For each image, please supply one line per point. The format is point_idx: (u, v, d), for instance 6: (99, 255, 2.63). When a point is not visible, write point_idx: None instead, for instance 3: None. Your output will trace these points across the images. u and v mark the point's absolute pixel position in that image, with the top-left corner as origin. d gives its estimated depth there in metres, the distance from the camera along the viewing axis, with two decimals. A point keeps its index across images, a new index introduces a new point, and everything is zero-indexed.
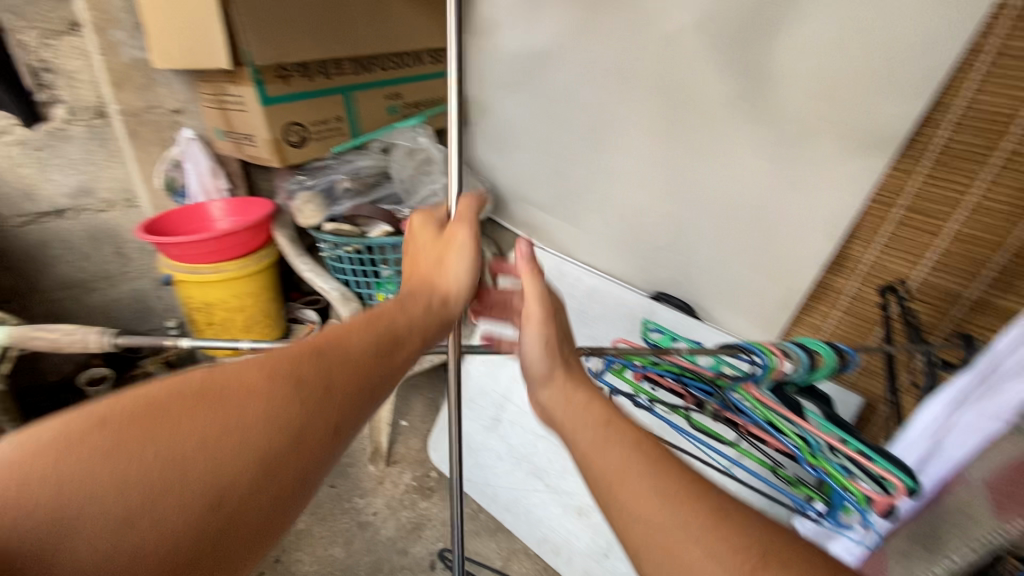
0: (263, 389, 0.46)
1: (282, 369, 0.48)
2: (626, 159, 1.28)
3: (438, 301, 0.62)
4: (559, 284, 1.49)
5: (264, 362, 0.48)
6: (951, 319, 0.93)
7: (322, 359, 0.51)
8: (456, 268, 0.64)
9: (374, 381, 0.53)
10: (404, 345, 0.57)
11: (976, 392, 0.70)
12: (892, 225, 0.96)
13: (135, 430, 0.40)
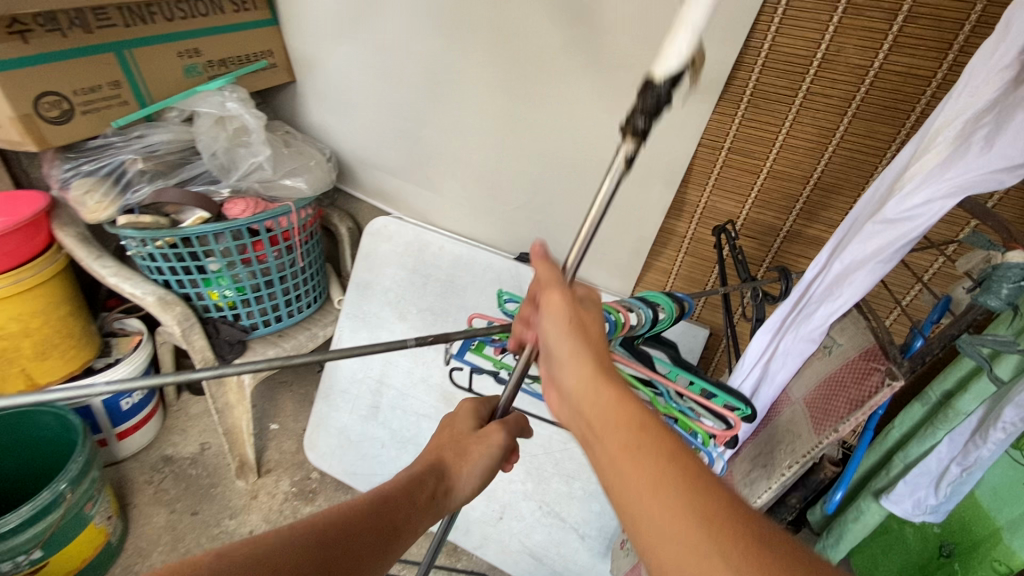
0: (330, 538, 0.57)
1: (344, 529, 0.59)
2: (473, 115, 1.19)
3: (446, 484, 0.73)
4: (423, 255, 1.37)
5: (333, 517, 0.59)
6: (771, 248, 1.03)
7: (369, 515, 0.62)
8: (483, 449, 0.77)
9: (407, 519, 0.66)
10: (419, 513, 0.68)
11: (789, 319, 0.78)
12: (719, 168, 1.00)
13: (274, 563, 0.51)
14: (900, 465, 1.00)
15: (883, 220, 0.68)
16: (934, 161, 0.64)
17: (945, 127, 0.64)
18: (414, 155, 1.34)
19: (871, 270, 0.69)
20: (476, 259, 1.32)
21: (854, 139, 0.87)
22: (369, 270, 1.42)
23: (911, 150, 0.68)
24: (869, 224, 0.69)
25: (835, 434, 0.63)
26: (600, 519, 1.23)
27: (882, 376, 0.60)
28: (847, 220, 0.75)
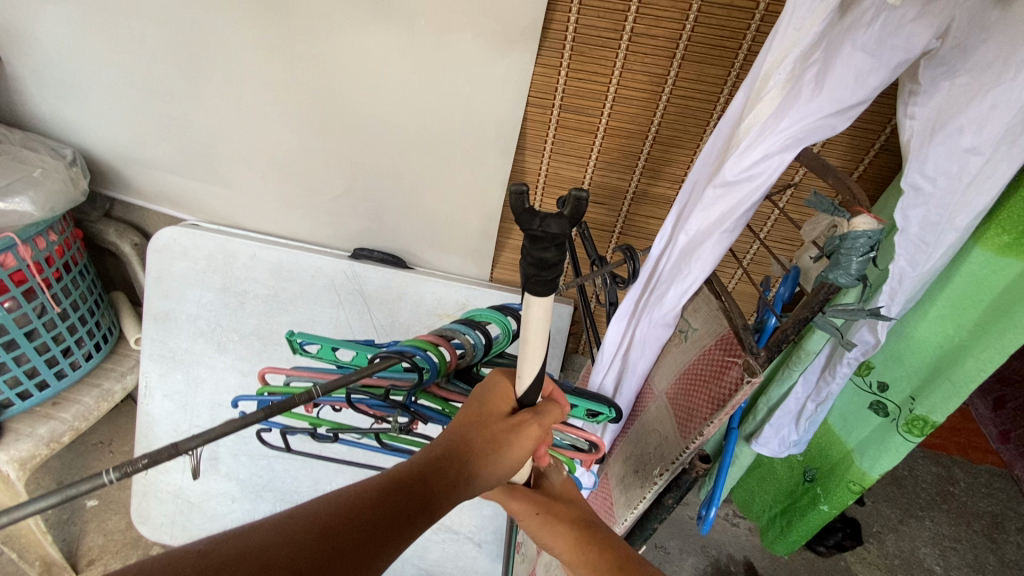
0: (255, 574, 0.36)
1: (291, 562, 0.37)
2: (252, 90, 0.93)
3: (466, 471, 0.50)
4: (232, 269, 1.10)
5: (272, 538, 0.39)
6: (621, 211, 0.96)
7: (338, 528, 0.41)
8: (518, 446, 0.52)
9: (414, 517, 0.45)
10: (420, 510, 0.46)
11: (641, 302, 0.71)
12: (553, 130, 0.88)
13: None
14: (764, 408, 1.02)
15: (722, 184, 0.59)
16: (767, 111, 0.55)
17: (774, 68, 0.55)
18: (189, 146, 1.03)
19: (715, 243, 0.61)
20: (300, 265, 1.09)
21: (685, 84, 0.78)
22: (167, 297, 1.14)
23: (743, 98, 0.60)
24: (709, 191, 0.60)
25: (701, 438, 0.59)
26: (494, 521, 1.15)
27: (741, 372, 0.54)
28: (687, 185, 0.66)
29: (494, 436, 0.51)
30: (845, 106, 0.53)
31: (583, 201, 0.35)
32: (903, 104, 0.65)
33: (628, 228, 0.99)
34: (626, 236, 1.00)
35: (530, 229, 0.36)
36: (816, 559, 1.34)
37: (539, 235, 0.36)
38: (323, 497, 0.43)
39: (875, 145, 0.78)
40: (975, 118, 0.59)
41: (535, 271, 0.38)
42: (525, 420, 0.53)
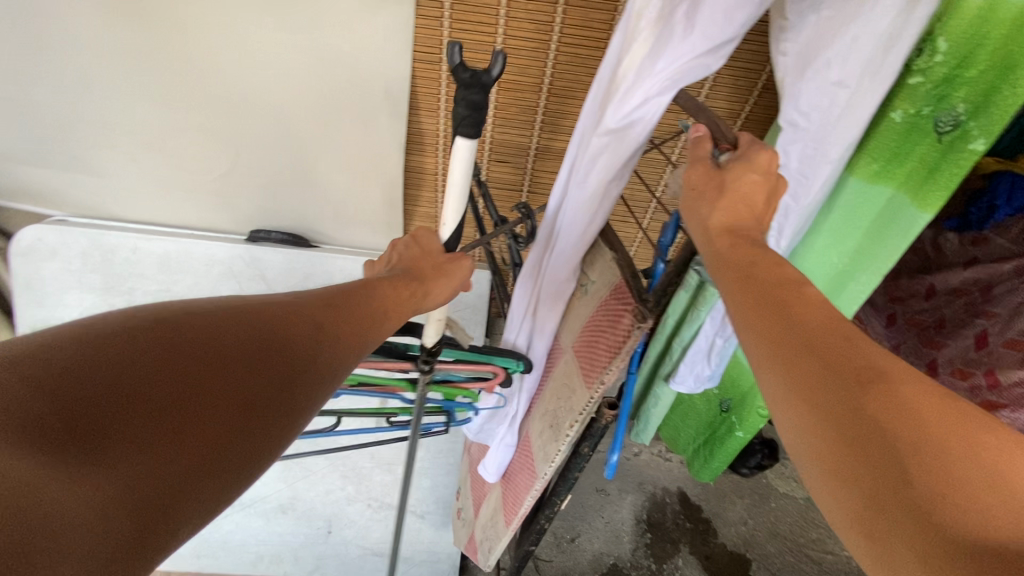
0: (252, 329, 0.35)
1: (288, 321, 0.38)
2: (98, 59, 0.81)
3: (425, 290, 0.52)
4: (113, 265, 1.00)
5: (264, 309, 0.38)
6: (525, 167, 0.94)
7: (315, 313, 0.41)
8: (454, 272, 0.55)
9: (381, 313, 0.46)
10: (381, 312, 0.47)
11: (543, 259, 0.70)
12: (445, 86, 0.84)
13: (122, 388, 0.28)
14: (677, 348, 1.05)
15: (607, 132, 0.57)
16: (644, 51, 0.54)
17: (644, 7, 0.53)
18: (36, 130, 0.90)
19: (605, 193, 0.61)
20: (191, 254, 1.00)
21: (572, 31, 0.76)
22: (39, 304, 1.01)
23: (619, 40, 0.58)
24: (594, 140, 0.59)
25: (601, 384, 0.60)
26: (434, 491, 1.16)
27: (632, 318, 0.55)
28: (576, 136, 0.64)
29: (438, 265, 0.55)
30: (715, 45, 0.52)
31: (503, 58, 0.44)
32: (777, 40, 0.66)
33: (536, 185, 0.97)
34: (534, 195, 0.99)
35: (462, 78, 0.45)
36: (740, 480, 1.46)
37: (469, 80, 0.45)
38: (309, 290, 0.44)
39: (757, 87, 0.80)
40: (840, 51, 0.60)
41: (468, 114, 0.45)
42: (457, 258, 0.56)
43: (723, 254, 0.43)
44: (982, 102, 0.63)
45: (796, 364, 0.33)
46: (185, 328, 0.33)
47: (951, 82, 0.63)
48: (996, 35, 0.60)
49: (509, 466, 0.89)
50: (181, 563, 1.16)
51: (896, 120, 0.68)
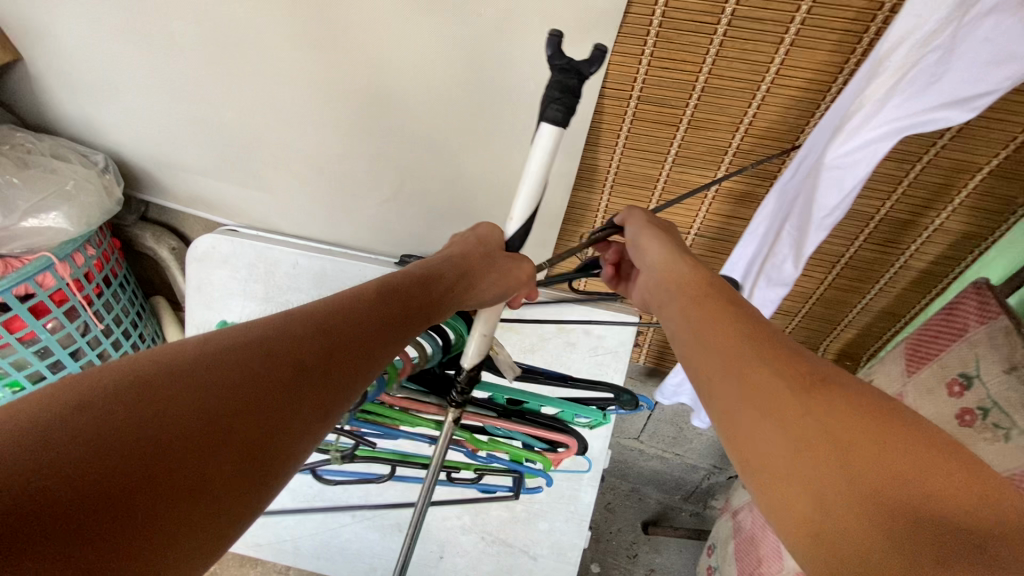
0: (299, 335, 0.43)
1: (328, 330, 0.45)
2: (289, 88, 0.83)
3: (449, 294, 0.60)
4: (275, 277, 1.04)
5: (305, 316, 0.45)
6: (699, 209, 0.86)
7: (358, 316, 0.48)
8: (507, 274, 0.64)
9: (404, 317, 0.53)
10: (410, 317, 0.54)
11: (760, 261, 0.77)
12: (628, 122, 0.78)
13: (201, 399, 0.36)
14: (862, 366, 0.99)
15: (829, 169, 0.62)
16: (898, 97, 0.55)
17: (891, 52, 0.54)
18: (225, 148, 0.95)
19: (816, 225, 0.65)
20: (345, 273, 1.03)
21: (792, 70, 0.67)
22: (209, 306, 1.09)
23: (863, 78, 0.58)
24: (821, 173, 0.62)
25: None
26: (551, 536, 1.12)
27: None
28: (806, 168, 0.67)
29: (491, 262, 0.64)
30: (969, 95, 0.53)
31: (604, 55, 0.52)
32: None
33: (705, 227, 0.89)
34: (702, 237, 0.91)
35: (558, 62, 0.52)
36: None
37: (564, 65, 0.52)
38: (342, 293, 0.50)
39: (1015, 140, 0.66)
40: None
41: (558, 95, 0.53)
42: (517, 259, 0.66)
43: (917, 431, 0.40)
44: None
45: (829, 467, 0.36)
46: (237, 345, 0.40)
47: None
48: None
49: None
50: (301, 561, 1.21)
51: None
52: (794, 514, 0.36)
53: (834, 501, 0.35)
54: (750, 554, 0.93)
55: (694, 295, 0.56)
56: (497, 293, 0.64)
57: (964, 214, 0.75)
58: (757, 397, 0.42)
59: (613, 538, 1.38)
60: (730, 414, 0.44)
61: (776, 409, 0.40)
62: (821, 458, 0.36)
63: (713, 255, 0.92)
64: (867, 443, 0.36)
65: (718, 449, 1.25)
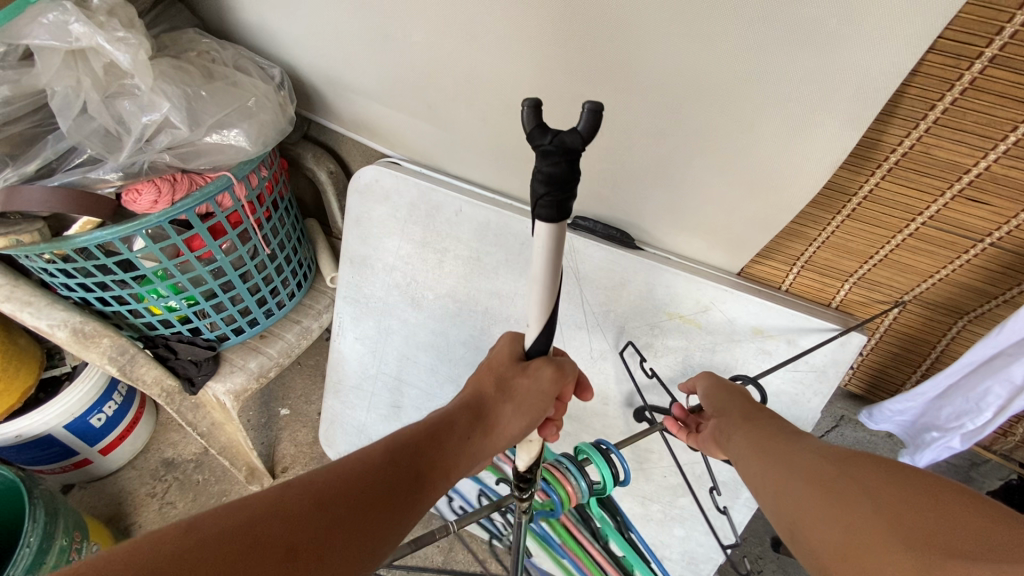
0: (318, 497, 0.46)
1: (344, 489, 0.48)
2: (493, 9, 0.69)
3: (464, 434, 0.61)
4: (435, 223, 0.96)
5: (323, 479, 0.48)
6: (1013, 216, 0.64)
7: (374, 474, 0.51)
8: (533, 382, 0.63)
9: (423, 471, 0.55)
10: (431, 471, 0.56)
11: None
12: (956, 91, 0.56)
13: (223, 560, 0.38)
14: None
15: None
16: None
17: None
18: (404, 75, 0.85)
19: None
20: (510, 230, 0.92)
21: None
22: (364, 242, 1.04)
23: None
24: None
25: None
26: (685, 544, 1.01)
27: None
28: None
29: (507, 383, 0.64)
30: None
31: (600, 117, 0.41)
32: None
33: (1008, 238, 0.66)
34: (998, 249, 0.68)
35: (542, 144, 0.42)
36: None
37: (549, 148, 0.42)
38: (359, 451, 0.53)
39: None
40: None
41: (543, 189, 0.44)
42: (537, 365, 0.64)
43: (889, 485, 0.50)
44: None
45: (842, 513, 0.49)
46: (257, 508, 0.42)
47: None
48: None
49: None
50: None
51: None
52: (823, 542, 0.49)
53: (866, 526, 0.47)
54: None
55: (745, 414, 0.70)
56: (522, 421, 0.63)
57: None
58: (792, 471, 0.57)
59: (736, 548, 1.26)
60: (773, 488, 0.58)
61: (802, 474, 0.56)
62: (841, 504, 0.50)
63: (1004, 276, 0.70)
64: (874, 494, 0.49)
65: None
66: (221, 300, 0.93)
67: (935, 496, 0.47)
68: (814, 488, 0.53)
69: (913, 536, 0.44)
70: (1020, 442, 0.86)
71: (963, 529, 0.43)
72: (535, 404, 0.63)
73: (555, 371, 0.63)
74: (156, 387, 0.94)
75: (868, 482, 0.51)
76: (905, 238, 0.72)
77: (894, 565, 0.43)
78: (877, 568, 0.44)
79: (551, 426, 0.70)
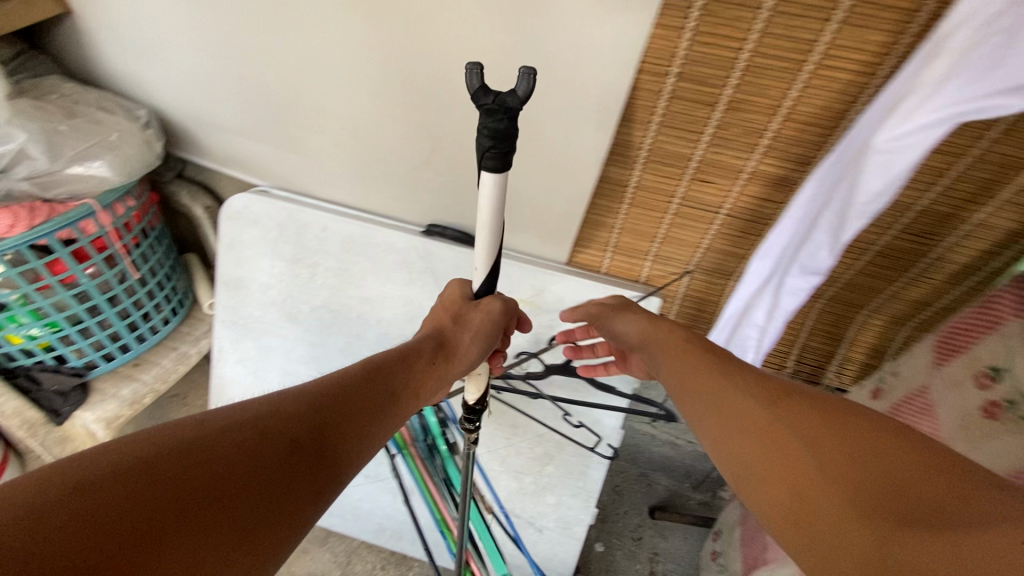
0: (286, 420, 0.51)
1: (315, 409, 0.54)
2: (326, 52, 0.84)
3: (423, 366, 0.68)
4: (304, 239, 1.07)
5: (296, 402, 0.54)
6: (731, 190, 0.86)
7: (341, 398, 0.57)
8: (482, 315, 0.72)
9: (385, 398, 0.62)
10: (394, 391, 0.63)
11: (790, 248, 0.76)
12: (664, 100, 0.77)
13: (194, 475, 0.43)
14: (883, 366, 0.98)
15: (873, 155, 0.60)
16: (955, 82, 0.54)
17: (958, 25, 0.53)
18: (262, 110, 0.97)
19: (858, 214, 0.64)
20: (372, 240, 1.04)
21: (837, 55, 0.65)
22: (239, 265, 1.11)
23: (916, 66, 0.57)
24: (869, 157, 0.61)
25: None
26: (558, 510, 1.13)
27: None
28: (845, 155, 0.66)
29: (460, 314, 0.73)
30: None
31: (534, 80, 0.49)
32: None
33: (735, 209, 0.88)
34: (732, 218, 0.90)
35: (486, 103, 0.50)
36: None
37: (492, 107, 0.50)
38: (330, 375, 0.60)
39: None
40: None
41: (490, 142, 0.52)
42: (473, 308, 0.72)
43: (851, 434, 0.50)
44: None
45: (796, 478, 0.49)
46: (225, 426, 0.48)
47: None
48: None
49: None
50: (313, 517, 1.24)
51: None
52: (776, 501, 0.49)
53: (827, 484, 0.46)
54: (760, 542, 0.92)
55: (680, 345, 0.71)
56: (472, 346, 0.71)
57: (1011, 208, 0.72)
58: (733, 420, 0.57)
59: (619, 518, 1.39)
60: (721, 441, 0.58)
61: (741, 424, 0.56)
62: (789, 466, 0.49)
63: (743, 237, 0.92)
64: (832, 443, 0.49)
65: None
66: (87, 326, 0.96)
67: (884, 454, 0.47)
68: (761, 442, 0.53)
69: (867, 495, 0.44)
70: (796, 372, 1.08)
71: (913, 491, 0.44)
72: (484, 331, 0.72)
73: (502, 303, 0.73)
74: (16, 418, 0.99)
75: (806, 434, 0.51)
76: (673, 217, 0.93)
77: (852, 529, 0.43)
78: (834, 527, 0.44)
79: (499, 358, 0.83)
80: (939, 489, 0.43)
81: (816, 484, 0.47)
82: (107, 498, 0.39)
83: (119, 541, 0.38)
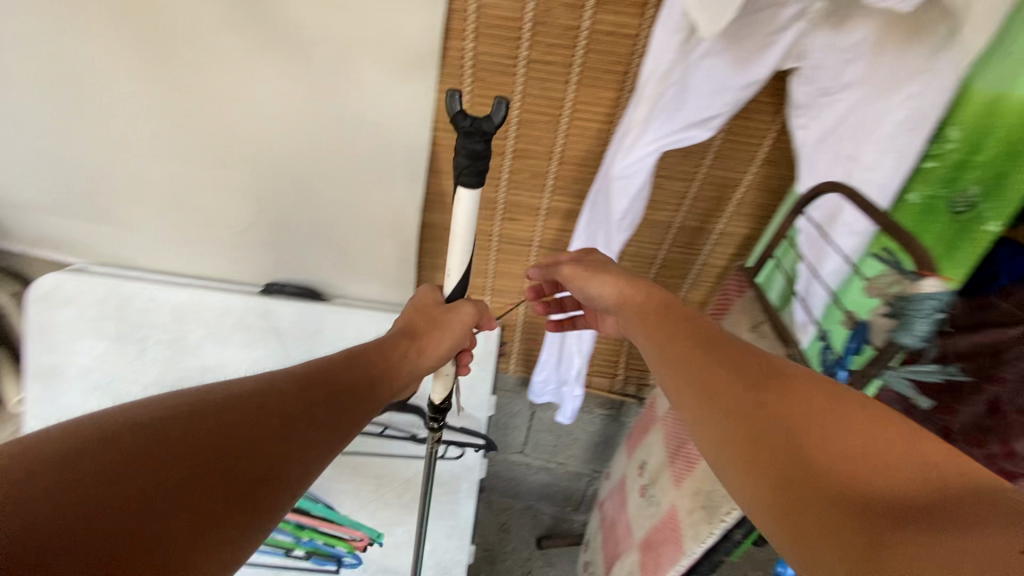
0: (246, 411, 0.45)
1: (272, 402, 0.47)
2: (135, 124, 0.85)
3: (392, 364, 0.62)
4: (129, 313, 1.01)
5: (250, 391, 0.47)
6: (537, 224, 0.99)
7: (300, 392, 0.50)
8: (460, 317, 0.69)
9: (351, 398, 0.55)
10: (362, 390, 0.57)
11: None
12: (462, 150, 0.88)
13: (133, 465, 0.36)
14: None
15: (616, 181, 0.75)
16: (659, 122, 0.69)
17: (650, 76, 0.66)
18: (70, 184, 0.94)
19: (618, 227, 0.80)
20: (207, 305, 1.02)
21: (584, 108, 0.82)
22: (52, 350, 1.02)
23: (631, 110, 0.71)
24: (613, 183, 0.75)
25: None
26: (435, 555, 1.12)
27: None
28: (602, 183, 0.80)
29: (432, 313, 0.69)
30: (707, 115, 0.69)
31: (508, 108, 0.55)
32: (793, 115, 0.73)
33: (545, 240, 1.01)
34: (545, 248, 1.02)
35: (465, 127, 0.55)
36: (751, 555, 1.40)
37: (470, 130, 0.55)
38: (288, 367, 0.53)
39: (757, 159, 0.82)
40: (851, 149, 0.69)
41: (468, 162, 0.57)
42: (456, 305, 0.70)
43: (841, 407, 0.43)
44: (995, 183, 0.64)
45: (788, 484, 0.39)
46: (175, 412, 0.42)
47: (963, 167, 0.66)
48: (1011, 120, 0.61)
49: (650, 532, 0.84)
50: None
51: (908, 203, 0.71)
52: (760, 483, 0.41)
53: (812, 465, 0.39)
54: (615, 539, 0.99)
55: (654, 322, 0.61)
56: (450, 331, 0.69)
57: (738, 218, 0.90)
58: (715, 406, 0.48)
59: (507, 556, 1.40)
60: (700, 430, 0.48)
61: (727, 409, 0.47)
62: (771, 447, 0.42)
63: None
64: (812, 415, 0.43)
65: (594, 451, 1.32)
66: None
67: (888, 468, 0.38)
68: (746, 440, 0.44)
69: (863, 474, 0.38)
70: (628, 379, 1.20)
71: (903, 468, 0.38)
72: (456, 323, 0.69)
73: (473, 310, 0.70)
74: None
75: (798, 431, 0.42)
76: (498, 252, 1.04)
77: (838, 555, 0.34)
78: (824, 513, 0.37)
79: (467, 355, 0.75)
80: (942, 483, 0.36)
81: (809, 493, 0.38)
82: (24, 491, 0.33)
83: (30, 544, 0.31)
